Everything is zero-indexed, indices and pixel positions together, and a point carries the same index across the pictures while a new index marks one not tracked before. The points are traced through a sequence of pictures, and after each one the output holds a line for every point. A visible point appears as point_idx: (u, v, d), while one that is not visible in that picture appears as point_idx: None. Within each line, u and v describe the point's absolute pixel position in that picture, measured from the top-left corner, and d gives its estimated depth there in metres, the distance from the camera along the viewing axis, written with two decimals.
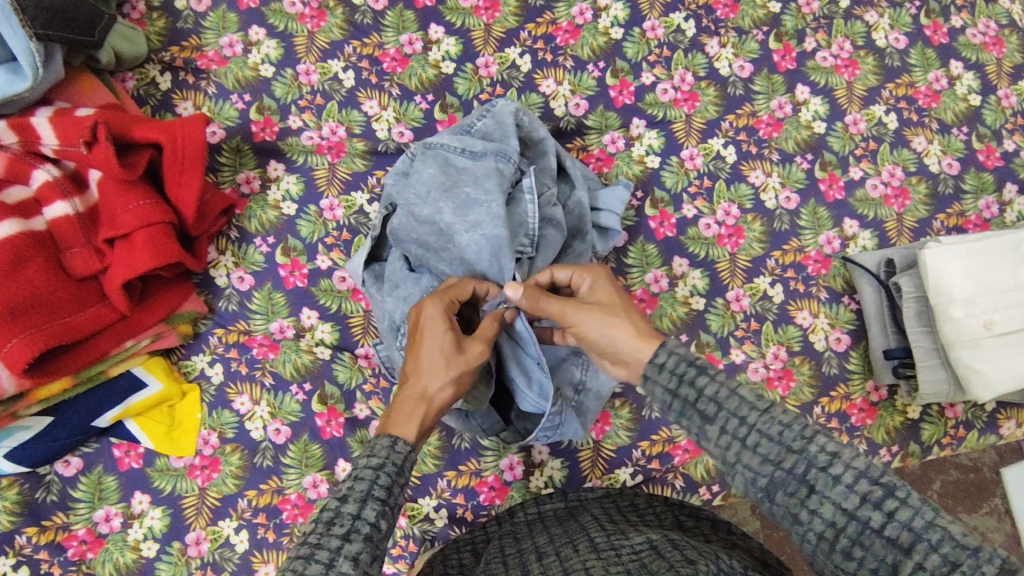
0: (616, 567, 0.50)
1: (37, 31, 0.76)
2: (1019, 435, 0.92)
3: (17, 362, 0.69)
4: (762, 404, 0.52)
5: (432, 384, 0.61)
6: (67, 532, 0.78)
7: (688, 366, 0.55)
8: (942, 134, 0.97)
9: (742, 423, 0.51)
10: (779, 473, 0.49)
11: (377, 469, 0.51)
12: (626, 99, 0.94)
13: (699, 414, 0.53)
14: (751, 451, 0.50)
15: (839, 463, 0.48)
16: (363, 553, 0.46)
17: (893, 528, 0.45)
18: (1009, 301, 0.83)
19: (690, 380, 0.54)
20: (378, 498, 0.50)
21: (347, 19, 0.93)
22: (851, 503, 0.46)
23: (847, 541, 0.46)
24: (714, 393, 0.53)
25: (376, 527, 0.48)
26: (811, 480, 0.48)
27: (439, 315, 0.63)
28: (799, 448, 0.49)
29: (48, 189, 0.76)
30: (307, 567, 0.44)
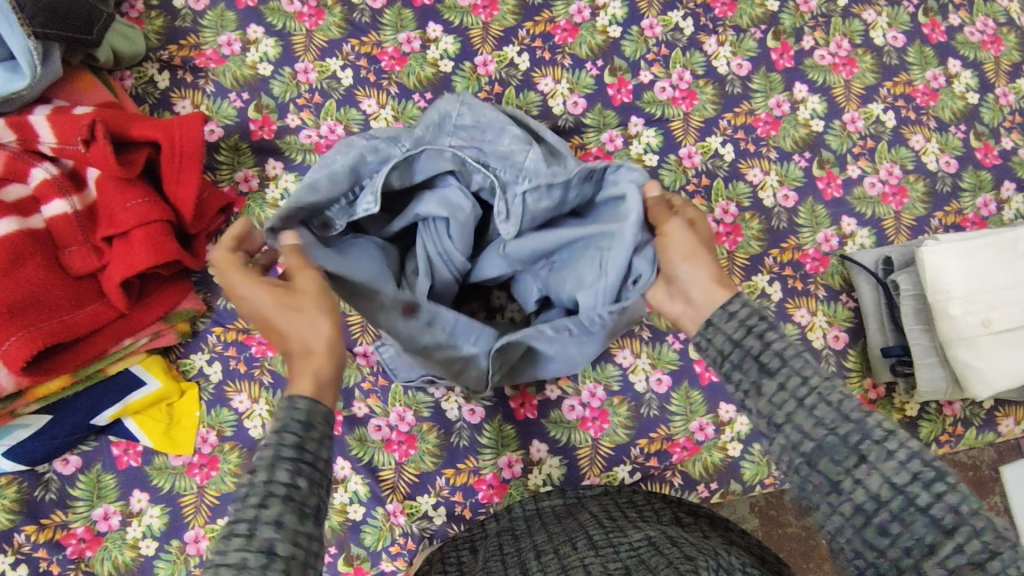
0: (614, 564, 0.51)
1: (36, 29, 0.76)
2: (1017, 432, 0.92)
3: (15, 360, 0.69)
4: (828, 372, 0.51)
5: (297, 325, 0.56)
6: (66, 530, 0.78)
7: (760, 320, 0.54)
8: (940, 132, 0.97)
9: (804, 383, 0.50)
10: (832, 438, 0.48)
11: (280, 430, 0.47)
12: (624, 97, 0.94)
13: (761, 364, 0.52)
14: (808, 412, 0.49)
15: (894, 438, 0.47)
16: (283, 516, 0.43)
17: (940, 509, 0.44)
18: (1008, 299, 0.83)
19: (760, 333, 0.53)
20: (288, 458, 0.45)
21: (345, 18, 0.93)
22: (901, 478, 0.46)
23: (887, 515, 0.46)
24: (781, 349, 0.52)
25: (293, 486, 0.45)
26: (864, 449, 0.47)
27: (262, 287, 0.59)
28: (856, 418, 0.48)
29: (47, 187, 0.76)
30: (227, 545, 0.42)
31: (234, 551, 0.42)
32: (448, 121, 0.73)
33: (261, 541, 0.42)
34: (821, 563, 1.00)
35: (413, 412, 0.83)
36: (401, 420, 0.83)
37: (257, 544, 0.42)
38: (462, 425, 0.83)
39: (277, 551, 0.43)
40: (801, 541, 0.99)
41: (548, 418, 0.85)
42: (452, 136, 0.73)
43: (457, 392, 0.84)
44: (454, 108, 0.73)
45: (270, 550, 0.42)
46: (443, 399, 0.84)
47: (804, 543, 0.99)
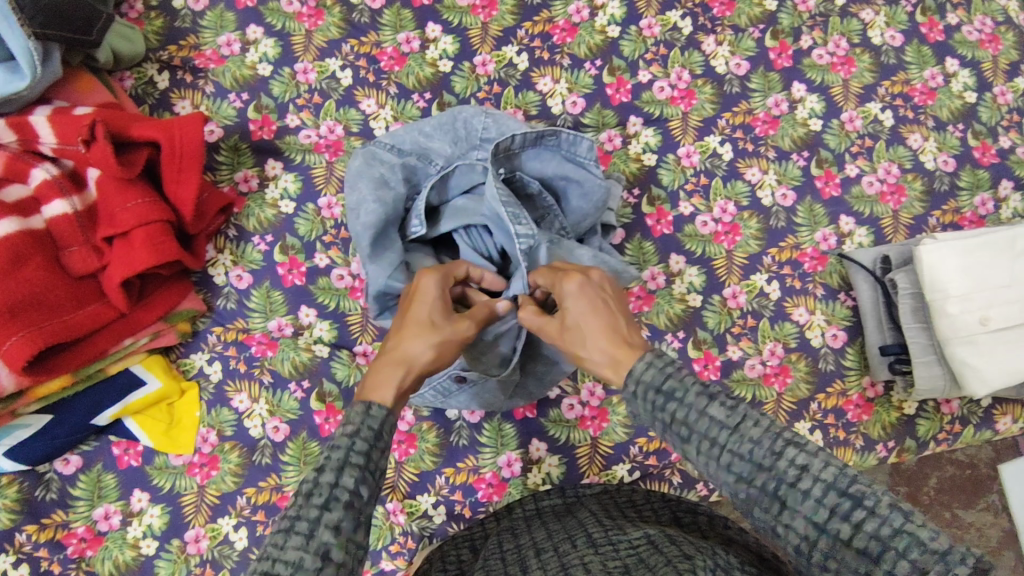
0: (613, 563, 0.51)
1: (35, 30, 0.76)
2: (1015, 430, 0.92)
3: (16, 360, 0.69)
4: (732, 421, 0.49)
5: (414, 349, 0.59)
6: (66, 530, 0.78)
7: (656, 394, 0.52)
8: (938, 131, 0.98)
9: (714, 445, 0.49)
10: (753, 491, 0.48)
11: (354, 435, 0.50)
12: (623, 97, 0.94)
13: (676, 434, 0.51)
14: (726, 470, 0.49)
15: (807, 477, 0.46)
16: (343, 521, 0.46)
17: (862, 539, 0.44)
18: (1005, 298, 0.83)
19: (659, 409, 0.51)
20: (357, 466, 0.48)
21: (344, 18, 0.93)
22: (821, 516, 0.46)
23: (820, 555, 0.46)
24: (685, 417, 0.50)
25: (356, 494, 0.48)
26: (782, 497, 0.47)
27: (435, 288, 0.64)
28: (768, 465, 0.47)
29: (47, 187, 0.76)
30: (286, 541, 0.45)
31: (291, 548, 0.44)
32: (474, 133, 0.80)
33: (319, 544, 0.45)
34: None
35: (413, 411, 0.83)
36: (400, 419, 0.83)
37: (315, 546, 0.45)
38: (462, 424, 0.84)
39: (331, 556, 0.45)
40: None
41: (547, 417, 0.85)
42: (479, 148, 0.80)
43: None
44: (478, 120, 0.79)
45: (325, 554, 0.45)
46: None
47: None
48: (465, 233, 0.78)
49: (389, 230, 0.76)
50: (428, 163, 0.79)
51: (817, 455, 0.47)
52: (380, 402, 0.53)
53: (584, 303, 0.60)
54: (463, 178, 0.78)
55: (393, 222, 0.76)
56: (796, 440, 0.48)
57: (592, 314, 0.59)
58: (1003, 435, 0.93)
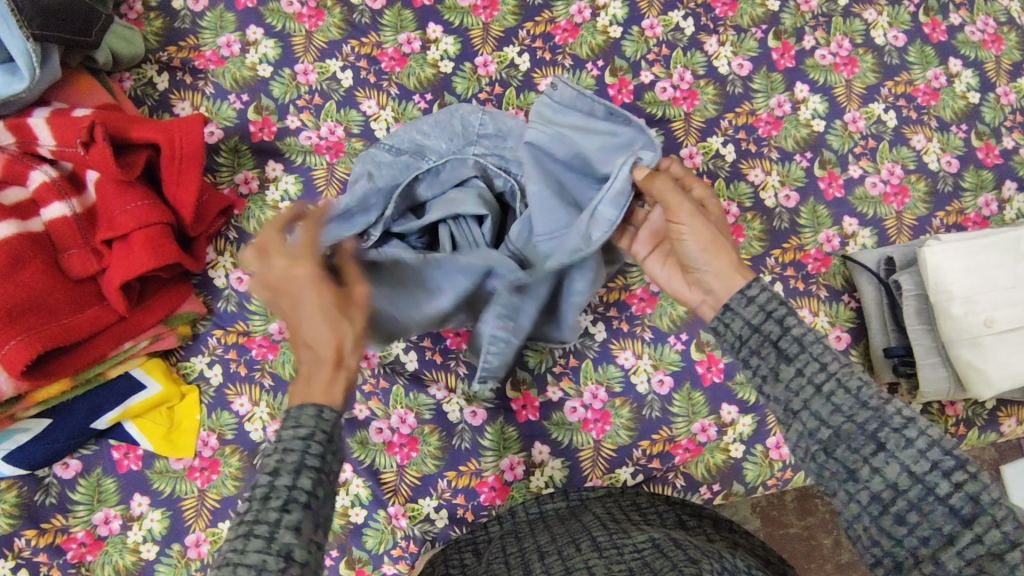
0: (619, 566, 0.50)
1: (34, 31, 0.76)
2: (1020, 432, 0.92)
3: (15, 364, 0.69)
4: (845, 357, 0.52)
5: (342, 337, 0.55)
6: (65, 535, 0.78)
7: (778, 305, 0.54)
8: (942, 132, 0.97)
9: (823, 369, 0.51)
10: (849, 425, 0.49)
11: (305, 438, 0.48)
12: (625, 98, 0.93)
13: (779, 351, 0.52)
14: (825, 398, 0.50)
15: (914, 427, 0.47)
16: (303, 522, 0.46)
17: (959, 498, 0.45)
18: (1010, 299, 0.82)
19: (777, 319, 0.53)
20: (313, 466, 0.48)
21: (345, 19, 0.92)
22: (920, 467, 0.46)
23: (904, 505, 0.47)
24: (799, 334, 0.52)
25: (314, 494, 0.47)
26: (882, 438, 0.48)
27: (268, 265, 0.57)
28: (875, 405, 0.49)
29: (46, 190, 0.75)
30: (246, 544, 0.44)
31: (252, 552, 0.44)
32: (471, 129, 0.79)
33: (280, 545, 0.44)
34: (823, 563, 0.99)
35: (414, 414, 0.83)
36: (402, 423, 0.83)
37: (276, 547, 0.44)
38: (464, 427, 0.83)
39: (294, 556, 0.45)
40: (803, 541, 0.99)
41: (550, 420, 0.84)
42: (475, 144, 0.79)
43: (458, 393, 0.84)
44: (475, 116, 0.79)
45: (288, 555, 0.44)
46: (444, 402, 0.83)
47: (806, 544, 0.99)
48: (451, 221, 0.77)
49: (356, 216, 0.77)
50: (424, 159, 0.79)
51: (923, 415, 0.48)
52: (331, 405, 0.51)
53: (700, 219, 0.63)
54: (453, 172, 0.79)
55: (363, 210, 0.77)
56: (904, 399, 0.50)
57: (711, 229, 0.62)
58: (1008, 437, 0.93)
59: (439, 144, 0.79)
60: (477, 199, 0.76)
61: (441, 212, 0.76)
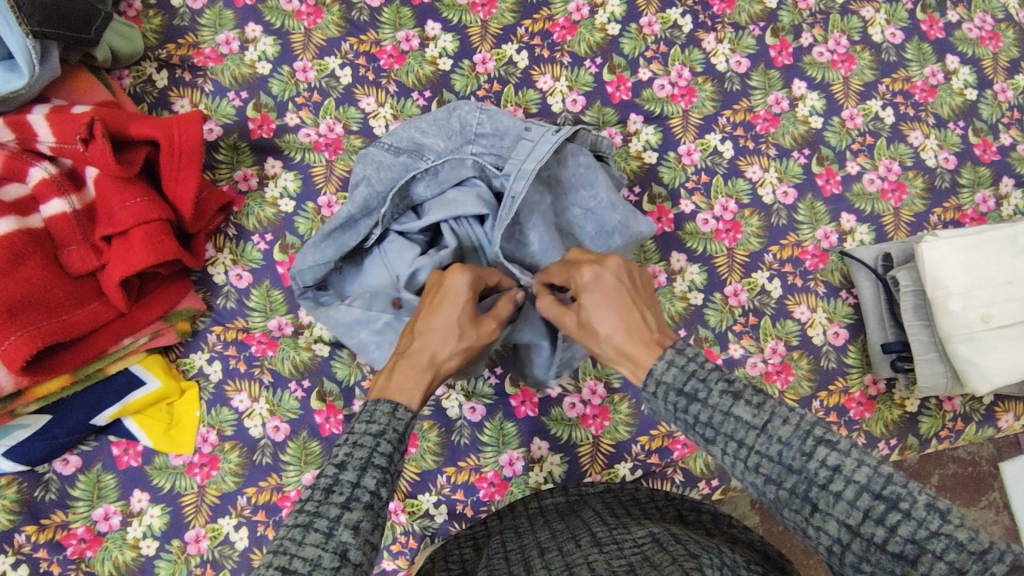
0: (618, 561, 0.51)
1: (33, 28, 0.76)
2: (1017, 428, 0.92)
3: (15, 359, 0.69)
4: (760, 421, 0.50)
5: (437, 353, 0.63)
6: (66, 531, 0.78)
7: (678, 396, 0.54)
8: (939, 128, 0.98)
9: (740, 446, 0.50)
10: (783, 493, 0.49)
11: (377, 437, 0.52)
12: (624, 95, 0.94)
13: (700, 435, 0.53)
14: (754, 471, 0.50)
15: (839, 479, 0.46)
16: (363, 521, 0.48)
17: (897, 543, 0.44)
18: (1006, 295, 0.83)
19: (682, 410, 0.53)
20: (378, 467, 0.51)
21: (343, 16, 0.93)
22: (855, 519, 0.46)
23: (854, 557, 0.46)
24: (708, 419, 0.52)
25: (376, 495, 0.49)
26: (814, 498, 0.47)
27: (466, 286, 0.65)
28: (798, 467, 0.48)
29: (45, 186, 0.76)
30: (305, 537, 0.46)
31: (310, 545, 0.45)
32: (469, 127, 0.79)
33: (337, 542, 0.46)
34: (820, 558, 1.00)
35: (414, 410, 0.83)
36: None
37: (333, 544, 0.46)
38: (463, 423, 0.83)
39: (350, 556, 0.46)
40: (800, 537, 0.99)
41: (549, 416, 0.84)
42: (473, 143, 0.79)
43: (457, 389, 0.84)
44: (473, 115, 0.79)
45: (343, 553, 0.46)
46: (443, 397, 0.83)
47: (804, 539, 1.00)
48: (453, 222, 0.78)
49: (359, 220, 0.78)
50: (423, 159, 0.79)
51: (849, 453, 0.47)
52: (406, 407, 0.57)
53: (598, 307, 0.63)
54: (452, 172, 0.79)
55: (367, 213, 0.78)
56: (829, 440, 0.48)
57: (606, 318, 0.62)
58: (1006, 432, 0.93)
59: (436, 144, 0.79)
60: (477, 200, 0.77)
61: (439, 215, 0.76)
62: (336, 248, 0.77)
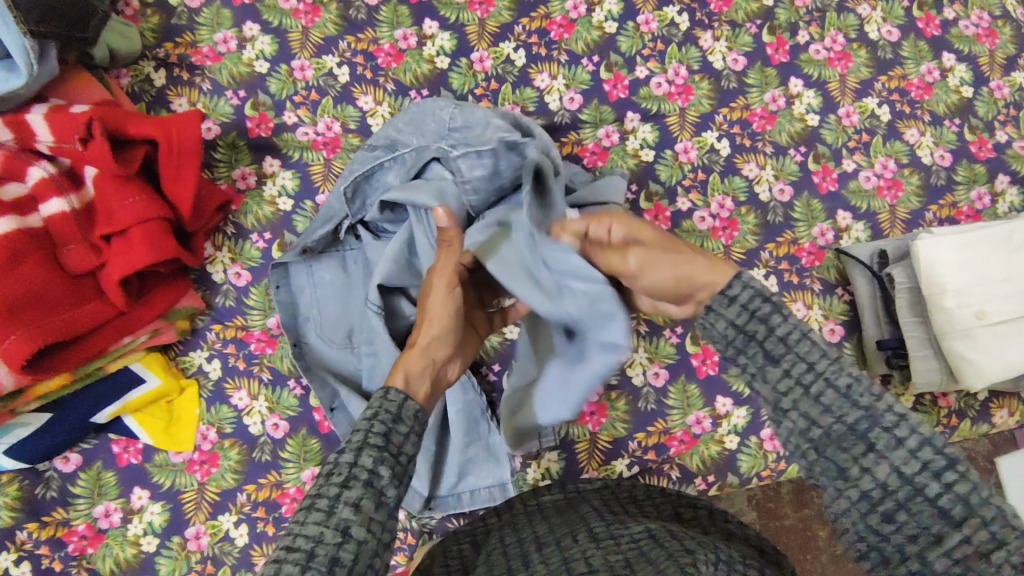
0: (614, 556, 0.51)
1: (31, 26, 0.76)
2: (1011, 423, 0.93)
3: (15, 359, 0.70)
4: (833, 352, 0.50)
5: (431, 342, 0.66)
6: (67, 527, 0.78)
7: (763, 302, 0.53)
8: (934, 126, 0.98)
9: (810, 369, 0.49)
10: (839, 427, 0.48)
11: (372, 419, 0.53)
12: (620, 93, 0.94)
13: (764, 352, 0.52)
14: (813, 398, 0.49)
15: (904, 426, 0.45)
16: (364, 499, 0.48)
17: (951, 501, 0.43)
18: (1002, 292, 0.83)
19: (762, 317, 0.52)
20: (374, 446, 0.51)
21: (341, 15, 0.93)
22: (910, 469, 0.44)
23: (892, 505, 0.45)
24: (786, 334, 0.51)
25: (375, 474, 0.49)
26: (872, 438, 0.46)
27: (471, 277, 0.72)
28: (866, 404, 0.47)
29: (44, 186, 0.76)
30: (307, 516, 0.46)
31: (313, 523, 0.46)
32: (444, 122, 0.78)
33: (339, 520, 0.46)
34: (817, 555, 1.01)
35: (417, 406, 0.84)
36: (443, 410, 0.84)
37: (334, 521, 0.46)
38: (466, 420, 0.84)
39: (352, 532, 0.46)
40: (798, 533, 1.00)
41: None
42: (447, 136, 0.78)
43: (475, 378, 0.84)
44: (447, 110, 0.79)
45: (345, 530, 0.46)
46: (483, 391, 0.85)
47: (802, 535, 1.00)
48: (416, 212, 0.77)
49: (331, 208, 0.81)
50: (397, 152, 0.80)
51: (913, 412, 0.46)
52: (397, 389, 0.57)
53: (657, 235, 0.66)
54: (417, 159, 0.79)
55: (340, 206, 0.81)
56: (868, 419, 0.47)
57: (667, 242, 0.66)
58: (1000, 428, 0.93)
59: (421, 127, 0.80)
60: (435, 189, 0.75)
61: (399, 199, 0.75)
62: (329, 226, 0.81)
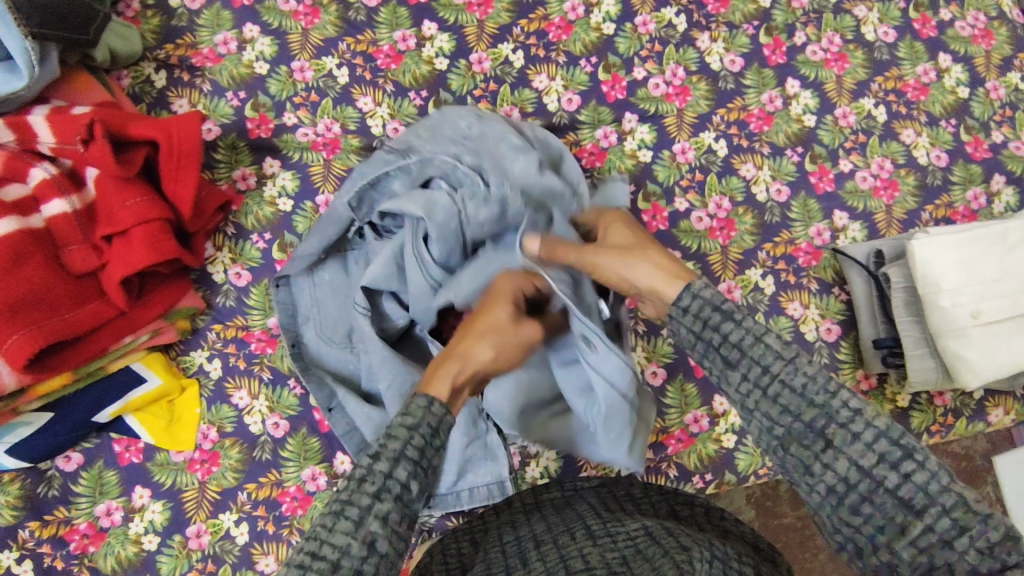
0: (611, 553, 0.52)
1: (32, 29, 0.76)
2: (1007, 422, 0.93)
3: (17, 358, 0.70)
4: (789, 353, 0.52)
5: (472, 347, 0.65)
6: (68, 526, 0.79)
7: (714, 311, 0.55)
8: (931, 126, 0.98)
9: (765, 372, 0.52)
10: (798, 425, 0.50)
11: (412, 429, 0.53)
12: (618, 94, 0.95)
13: (722, 357, 0.54)
14: (771, 400, 0.51)
15: (860, 420, 0.48)
16: (392, 513, 0.49)
17: (908, 489, 0.46)
18: (995, 291, 0.84)
19: (714, 325, 0.54)
20: (410, 459, 0.52)
21: (340, 16, 0.93)
22: (868, 461, 0.47)
23: (857, 497, 0.48)
24: (739, 339, 0.53)
25: (406, 487, 0.51)
26: (829, 434, 0.49)
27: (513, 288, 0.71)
28: (821, 403, 0.49)
29: (45, 187, 0.76)
30: (335, 524, 0.47)
31: (339, 533, 0.47)
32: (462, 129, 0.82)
33: (366, 533, 0.48)
34: (815, 553, 1.02)
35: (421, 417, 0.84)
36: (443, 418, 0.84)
37: (362, 534, 0.48)
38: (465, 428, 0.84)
39: (378, 546, 0.48)
40: (797, 531, 1.01)
41: None
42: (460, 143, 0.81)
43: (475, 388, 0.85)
44: (465, 119, 0.82)
45: (370, 543, 0.48)
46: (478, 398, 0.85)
47: (800, 534, 1.01)
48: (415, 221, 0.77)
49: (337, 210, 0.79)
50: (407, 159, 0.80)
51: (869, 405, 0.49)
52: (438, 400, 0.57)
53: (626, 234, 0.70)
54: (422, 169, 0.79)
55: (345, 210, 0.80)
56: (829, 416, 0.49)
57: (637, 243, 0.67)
58: (996, 427, 0.94)
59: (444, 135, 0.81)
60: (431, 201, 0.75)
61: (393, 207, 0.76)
62: (324, 241, 0.80)
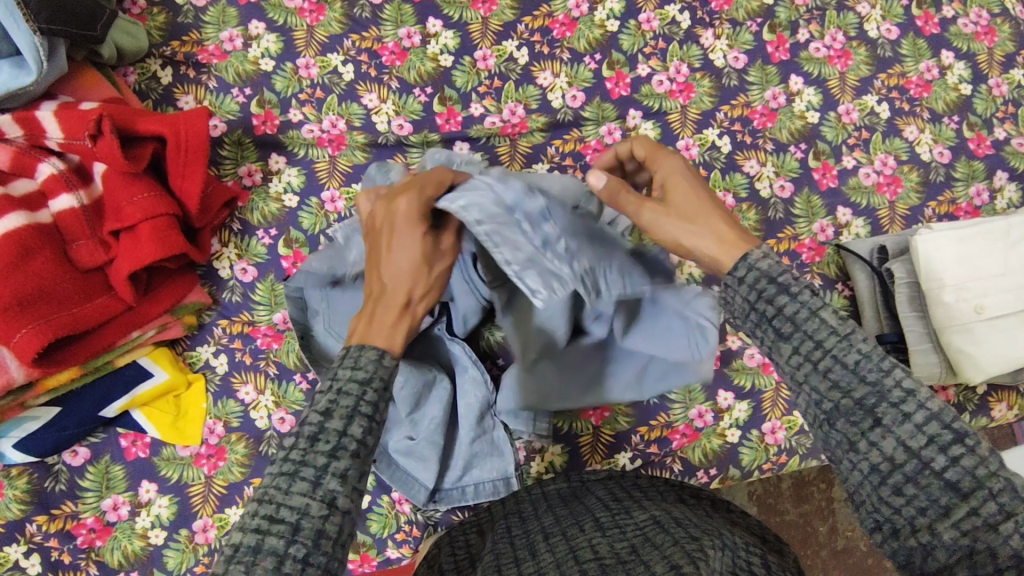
0: (620, 543, 0.52)
1: (41, 25, 0.77)
2: (1011, 417, 0.93)
3: (26, 352, 0.70)
4: (844, 329, 0.49)
5: (410, 297, 0.57)
6: (75, 521, 0.79)
7: (769, 283, 0.51)
8: (933, 123, 0.99)
9: (817, 347, 0.49)
10: (847, 402, 0.48)
11: (364, 386, 0.49)
12: (622, 91, 0.95)
13: (774, 329, 0.51)
14: (821, 374, 0.49)
15: (913, 401, 0.46)
16: (350, 470, 0.46)
17: (955, 473, 0.45)
18: (999, 286, 0.85)
19: (768, 298, 0.51)
20: (365, 415, 0.48)
21: (346, 13, 0.94)
22: (918, 443, 0.46)
23: (901, 478, 0.46)
24: (794, 313, 0.50)
25: (363, 444, 0.47)
26: (879, 413, 0.47)
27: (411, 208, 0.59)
28: (873, 380, 0.47)
29: (54, 182, 0.77)
30: (292, 485, 0.44)
31: (297, 494, 0.44)
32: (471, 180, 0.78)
33: (325, 491, 0.45)
34: (818, 550, 1.02)
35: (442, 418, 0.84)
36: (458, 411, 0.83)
37: (321, 493, 0.44)
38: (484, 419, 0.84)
39: (338, 503, 0.45)
40: (799, 528, 1.01)
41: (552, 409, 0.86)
42: None
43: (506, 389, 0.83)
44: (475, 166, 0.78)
45: (331, 501, 0.45)
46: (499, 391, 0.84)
47: (803, 530, 1.01)
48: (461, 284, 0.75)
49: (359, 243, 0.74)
50: None
51: (925, 385, 0.47)
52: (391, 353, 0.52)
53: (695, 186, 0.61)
54: None
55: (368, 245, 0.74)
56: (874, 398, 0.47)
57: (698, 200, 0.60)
58: (1000, 422, 0.94)
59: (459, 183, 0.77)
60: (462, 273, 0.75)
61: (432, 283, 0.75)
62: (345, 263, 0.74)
